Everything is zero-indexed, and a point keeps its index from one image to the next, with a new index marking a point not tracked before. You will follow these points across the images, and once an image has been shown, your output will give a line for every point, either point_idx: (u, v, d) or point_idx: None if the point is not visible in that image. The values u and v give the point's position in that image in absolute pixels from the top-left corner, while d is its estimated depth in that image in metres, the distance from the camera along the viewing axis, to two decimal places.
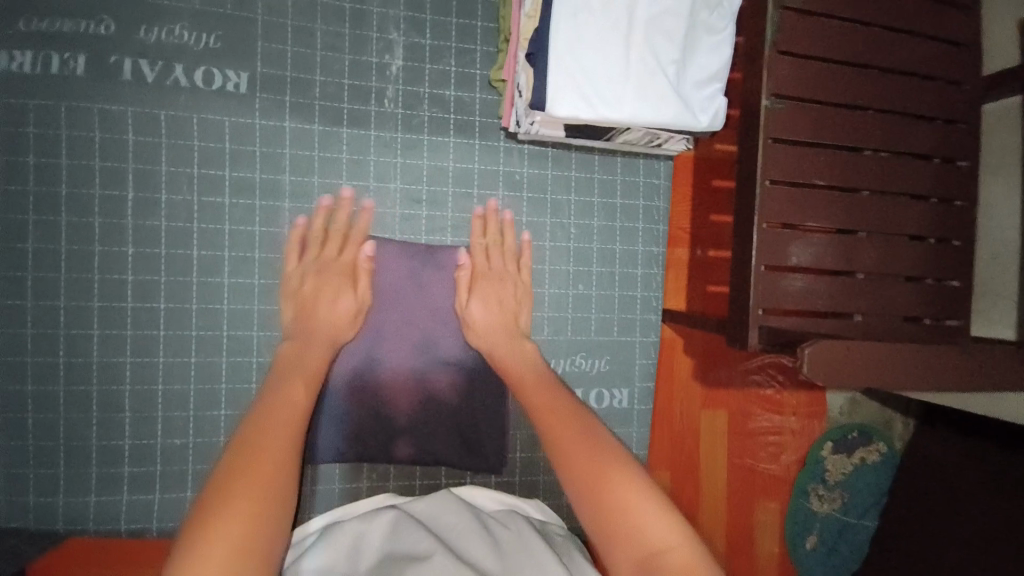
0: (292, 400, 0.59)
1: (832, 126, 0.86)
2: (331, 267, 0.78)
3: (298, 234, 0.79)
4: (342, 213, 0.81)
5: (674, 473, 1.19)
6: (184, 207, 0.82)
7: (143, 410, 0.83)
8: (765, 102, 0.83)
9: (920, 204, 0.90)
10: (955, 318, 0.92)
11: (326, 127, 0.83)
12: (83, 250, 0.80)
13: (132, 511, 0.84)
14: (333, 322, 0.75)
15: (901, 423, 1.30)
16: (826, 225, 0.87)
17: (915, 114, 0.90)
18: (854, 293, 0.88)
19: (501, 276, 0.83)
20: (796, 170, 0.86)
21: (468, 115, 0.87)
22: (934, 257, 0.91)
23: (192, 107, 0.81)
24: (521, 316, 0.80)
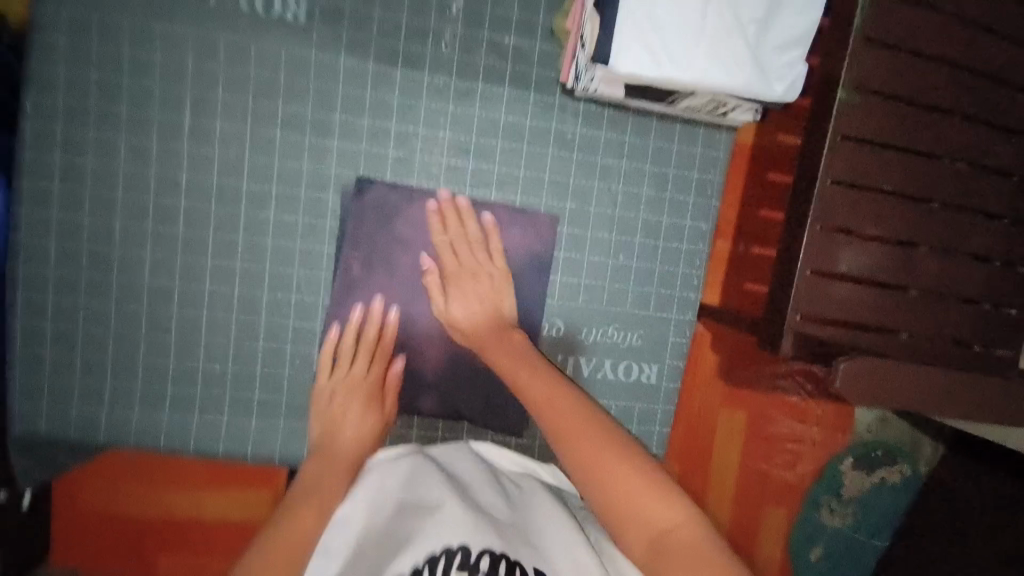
0: (293, 536, 0.64)
1: (912, 127, 0.81)
2: (358, 386, 0.82)
3: (325, 353, 0.83)
4: (371, 327, 0.84)
5: (684, 468, 1.20)
6: (238, 138, 0.81)
7: (186, 335, 0.85)
8: (841, 94, 0.78)
9: (993, 221, 0.87)
10: (1011, 346, 0.91)
11: (380, 67, 0.81)
12: (139, 173, 0.81)
13: (173, 429, 0.86)
14: (354, 445, 0.79)
15: (931, 448, 1.25)
16: (885, 234, 0.83)
17: (1004, 124, 0.85)
18: (906, 307, 0.85)
19: (472, 271, 0.81)
20: (863, 172, 0.81)
21: (527, 65, 0.83)
22: (997, 281, 0.88)
23: (252, 34, 0.80)
24: (504, 305, 0.81)
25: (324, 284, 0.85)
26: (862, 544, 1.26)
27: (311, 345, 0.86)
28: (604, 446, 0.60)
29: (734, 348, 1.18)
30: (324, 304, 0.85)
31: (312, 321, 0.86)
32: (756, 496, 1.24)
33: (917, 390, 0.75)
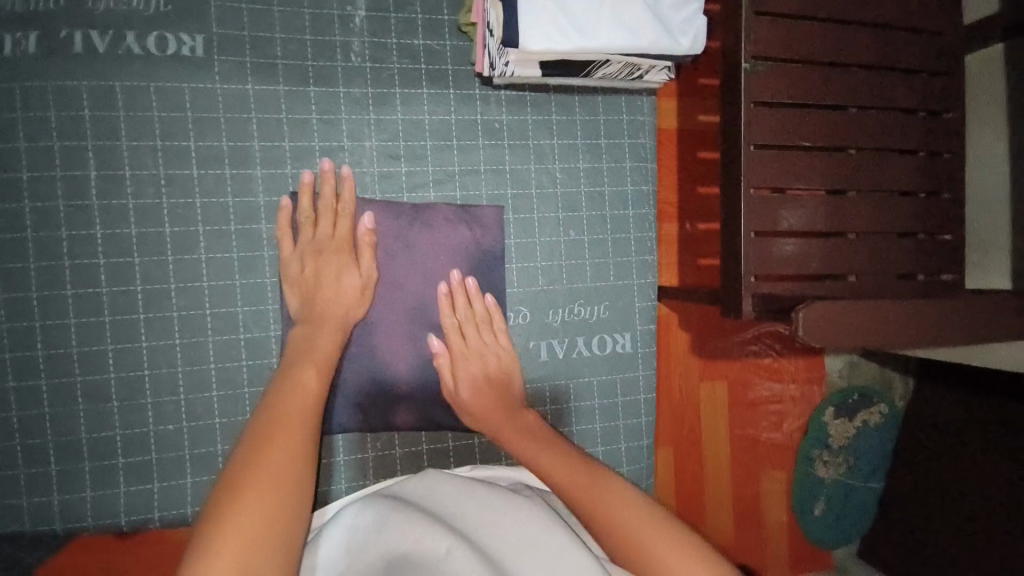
0: (303, 386, 0.65)
1: (815, 86, 0.87)
2: (328, 244, 0.77)
3: (284, 217, 0.78)
4: (327, 185, 0.78)
5: (677, 449, 1.21)
6: (151, 182, 0.78)
7: (129, 399, 0.79)
8: (745, 65, 0.82)
9: (910, 157, 0.92)
10: (950, 272, 0.96)
11: (291, 87, 0.80)
12: (51, 237, 0.76)
13: (132, 504, 0.80)
14: (339, 302, 0.76)
15: (902, 383, 1.33)
16: (815, 186, 0.88)
17: (901, 68, 0.91)
18: (847, 252, 0.90)
19: (478, 354, 0.80)
20: (782, 134, 0.86)
21: (440, 63, 0.84)
22: (927, 212, 0.94)
23: (150, 76, 0.77)
24: (512, 385, 0.79)
25: (273, 317, 0.82)
26: (860, 490, 1.28)
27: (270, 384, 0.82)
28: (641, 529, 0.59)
29: (700, 322, 1.21)
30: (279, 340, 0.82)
31: (267, 357, 0.82)
32: (752, 463, 1.26)
33: (886, 327, 0.76)
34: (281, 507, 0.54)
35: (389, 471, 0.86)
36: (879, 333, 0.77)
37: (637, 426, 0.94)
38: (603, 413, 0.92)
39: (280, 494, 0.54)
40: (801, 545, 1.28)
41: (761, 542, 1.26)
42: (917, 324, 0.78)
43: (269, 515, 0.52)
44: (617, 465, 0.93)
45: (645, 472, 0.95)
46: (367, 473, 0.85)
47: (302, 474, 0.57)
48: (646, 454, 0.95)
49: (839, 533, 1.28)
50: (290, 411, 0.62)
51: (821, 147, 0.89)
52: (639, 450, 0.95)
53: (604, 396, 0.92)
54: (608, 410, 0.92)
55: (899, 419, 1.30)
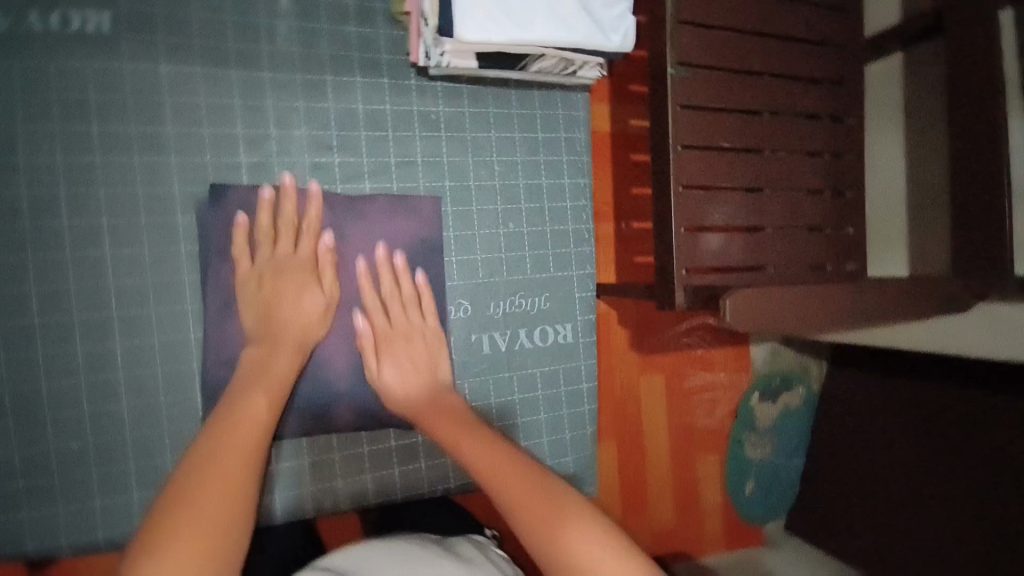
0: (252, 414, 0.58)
1: (734, 91, 0.93)
2: (289, 263, 0.74)
3: (240, 235, 0.73)
4: (288, 201, 0.75)
5: (619, 441, 1.25)
6: (55, 173, 0.71)
7: (26, 411, 0.71)
8: (670, 69, 0.87)
9: (817, 158, 1.01)
10: (853, 263, 1.04)
11: (210, 70, 0.76)
12: None
13: (33, 528, 0.72)
14: (300, 324, 0.72)
15: (816, 366, 1.41)
16: (734, 184, 0.94)
17: (807, 76, 0.99)
18: (765, 246, 0.96)
19: (405, 332, 0.77)
20: (702, 133, 0.91)
21: (373, 51, 0.82)
22: (831, 208, 1.02)
23: (45, 54, 0.70)
24: (439, 368, 0.75)
25: (194, 317, 0.76)
26: (784, 469, 1.39)
27: (191, 391, 0.76)
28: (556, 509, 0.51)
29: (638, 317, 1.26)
30: (199, 340, 0.76)
31: (188, 361, 0.76)
32: (688, 451, 1.32)
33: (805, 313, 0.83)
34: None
35: (328, 475, 0.83)
36: (792, 318, 0.83)
37: (581, 415, 0.95)
38: (548, 403, 0.93)
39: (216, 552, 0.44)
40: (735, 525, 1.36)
41: (698, 525, 1.33)
42: (835, 308, 0.83)
43: (223, 526, 0.46)
44: (562, 455, 0.95)
45: (589, 459, 0.97)
46: (307, 475, 0.82)
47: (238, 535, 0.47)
48: (590, 442, 0.97)
49: (767, 509, 1.39)
50: (237, 427, 0.56)
51: (741, 149, 0.95)
52: (583, 438, 0.96)
53: (548, 386, 0.93)
54: (552, 401, 0.94)
55: (815, 400, 1.41)
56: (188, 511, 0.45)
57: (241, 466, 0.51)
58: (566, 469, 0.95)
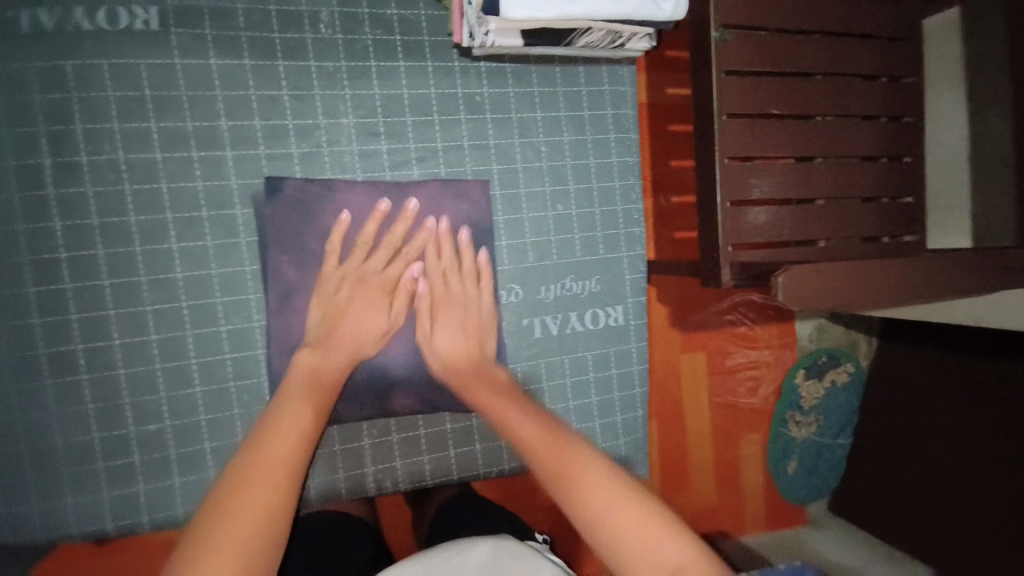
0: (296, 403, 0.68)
1: (783, 55, 0.88)
2: (373, 277, 0.79)
3: (338, 235, 0.78)
4: (400, 226, 0.79)
5: (662, 418, 1.37)
6: (111, 167, 0.73)
7: (108, 398, 0.75)
8: (715, 35, 0.83)
9: (873, 124, 0.95)
10: (911, 234, 0.99)
11: (257, 62, 0.76)
12: (6, 231, 0.71)
13: (118, 507, 0.76)
14: (358, 336, 0.77)
15: (864, 343, 1.51)
16: (786, 156, 0.90)
17: (861, 35, 0.93)
18: (817, 219, 0.92)
19: (461, 301, 0.82)
20: (752, 102, 0.86)
21: (415, 34, 0.82)
22: (888, 176, 0.96)
23: (102, 53, 0.72)
24: (486, 343, 0.82)
25: (256, 307, 0.78)
26: (830, 447, 1.47)
27: (258, 376, 0.79)
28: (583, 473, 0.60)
29: (681, 297, 1.35)
30: (261, 327, 0.79)
31: (253, 348, 0.79)
32: (732, 429, 1.42)
33: (858, 288, 0.80)
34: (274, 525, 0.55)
35: (386, 457, 0.85)
36: (847, 296, 0.80)
37: (632, 397, 0.95)
38: (599, 386, 0.93)
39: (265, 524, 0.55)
40: (775, 498, 1.46)
41: (741, 500, 1.44)
42: (889, 282, 0.81)
43: (270, 507, 0.56)
44: (614, 438, 0.94)
45: (641, 440, 0.97)
46: (364, 458, 0.84)
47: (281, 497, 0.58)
48: (642, 424, 0.96)
49: (812, 487, 1.48)
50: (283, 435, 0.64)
51: (790, 116, 0.90)
52: (635, 421, 0.96)
53: (599, 369, 0.93)
54: (604, 384, 0.93)
55: (862, 379, 1.49)
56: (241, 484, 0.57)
57: (289, 455, 0.61)
58: (617, 451, 0.95)
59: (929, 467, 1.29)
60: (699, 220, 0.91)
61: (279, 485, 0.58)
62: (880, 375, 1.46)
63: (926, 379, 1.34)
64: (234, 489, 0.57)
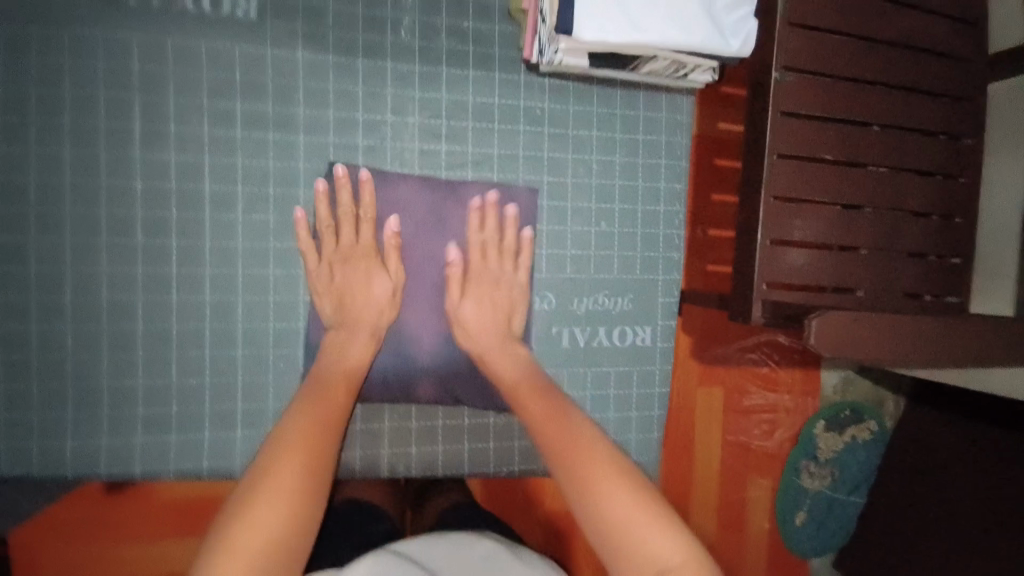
0: (331, 401, 0.75)
1: (842, 101, 0.88)
2: (353, 252, 0.82)
3: (303, 232, 0.80)
4: (343, 192, 0.81)
5: (672, 448, 1.37)
6: (194, 139, 0.78)
7: (157, 349, 0.80)
8: (775, 75, 0.84)
9: (926, 180, 0.94)
10: (954, 295, 0.97)
11: (340, 58, 0.81)
12: (88, 183, 0.77)
13: (152, 454, 0.81)
14: (372, 307, 0.82)
15: (892, 402, 1.50)
16: (833, 201, 0.90)
17: (924, 91, 0.93)
18: (857, 267, 0.92)
19: (495, 276, 0.86)
20: (805, 144, 0.87)
21: (488, 47, 0.85)
22: (937, 234, 0.95)
23: (201, 34, 0.78)
24: (513, 318, 0.86)
25: (304, 283, 0.83)
26: (842, 502, 1.45)
27: (294, 348, 0.83)
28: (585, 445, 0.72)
29: (705, 330, 1.36)
30: (304, 302, 0.83)
31: (296, 321, 0.83)
32: (742, 469, 1.41)
33: (891, 344, 0.80)
34: (306, 520, 0.63)
35: (404, 443, 0.87)
36: (884, 349, 0.80)
37: (649, 418, 0.95)
38: (618, 403, 0.94)
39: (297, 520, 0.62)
40: (777, 543, 1.45)
41: (742, 541, 1.43)
42: (922, 342, 0.81)
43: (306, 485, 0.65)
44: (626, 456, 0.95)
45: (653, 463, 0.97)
46: (383, 441, 0.87)
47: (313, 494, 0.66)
48: (655, 447, 0.96)
49: (817, 539, 1.46)
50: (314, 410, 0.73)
51: (843, 162, 0.90)
52: (648, 442, 0.96)
53: (620, 386, 0.94)
54: (623, 402, 0.94)
55: (885, 437, 1.47)
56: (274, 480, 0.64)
57: (318, 438, 0.70)
58: None
59: (940, 536, 1.27)
60: (736, 255, 0.91)
61: (320, 450, 0.70)
62: (902, 437, 1.43)
63: (950, 446, 1.30)
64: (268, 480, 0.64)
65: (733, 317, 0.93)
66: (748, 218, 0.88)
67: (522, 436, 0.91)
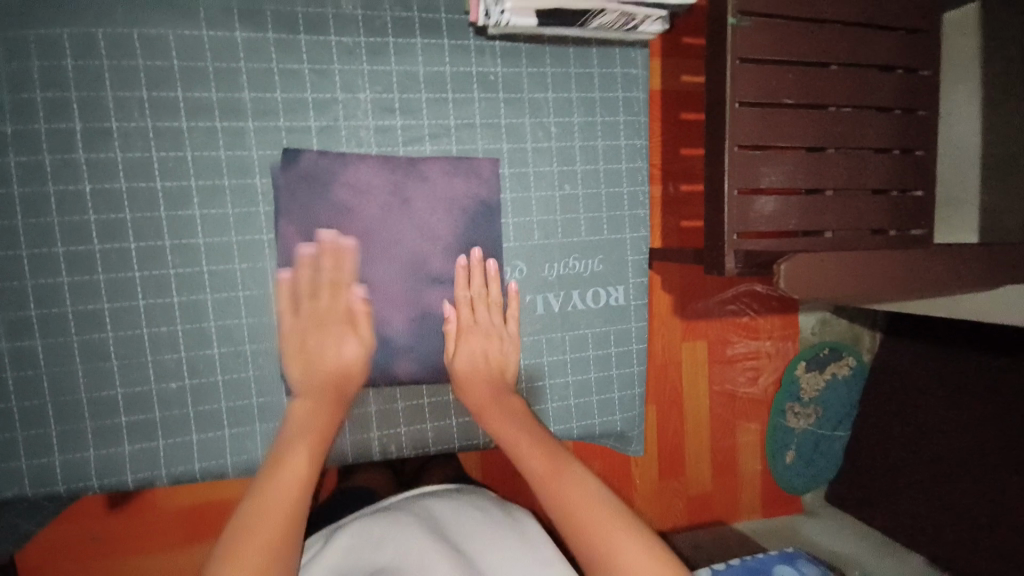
0: (314, 426, 0.72)
1: (798, 43, 0.88)
2: (328, 316, 0.80)
3: (284, 294, 0.80)
4: (329, 257, 0.80)
5: (662, 404, 1.40)
6: (139, 135, 0.76)
7: (133, 355, 0.78)
8: (732, 20, 0.83)
9: (887, 115, 0.95)
10: (919, 228, 0.99)
11: (281, 35, 0.78)
12: (37, 192, 0.74)
13: (139, 461, 0.80)
14: (341, 372, 0.79)
15: (869, 337, 1.54)
16: (796, 144, 0.90)
17: (879, 26, 0.93)
18: (825, 209, 0.93)
19: (485, 329, 0.85)
20: (766, 89, 0.87)
21: (433, 12, 0.83)
22: (900, 169, 0.97)
23: (131, 22, 0.74)
24: (507, 369, 0.84)
25: (271, 274, 0.81)
26: (829, 438, 1.51)
27: (273, 341, 0.82)
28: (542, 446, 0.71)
29: (683, 286, 1.38)
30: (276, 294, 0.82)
31: (268, 314, 0.82)
32: (731, 416, 1.46)
33: (861, 279, 0.82)
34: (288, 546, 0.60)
35: (392, 425, 0.88)
36: (854, 285, 0.82)
37: (631, 374, 0.97)
38: (598, 362, 0.95)
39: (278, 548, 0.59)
40: (769, 483, 1.51)
41: (736, 484, 1.48)
42: (890, 273, 0.83)
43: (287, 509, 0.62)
44: (611, 414, 0.97)
45: (636, 418, 0.99)
46: (372, 425, 0.87)
47: (296, 515, 0.63)
48: (637, 401, 0.99)
49: (807, 475, 1.52)
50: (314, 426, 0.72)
51: (804, 104, 0.91)
52: (632, 398, 0.98)
53: (599, 347, 0.95)
54: (603, 361, 0.96)
55: (863, 372, 1.53)
56: (263, 504, 0.62)
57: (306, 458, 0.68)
58: (613, 427, 0.98)
59: (923, 457, 1.34)
60: (705, 209, 0.92)
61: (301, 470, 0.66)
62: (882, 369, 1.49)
63: (930, 376, 1.36)
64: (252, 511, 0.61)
65: (709, 269, 0.94)
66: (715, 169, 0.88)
67: None
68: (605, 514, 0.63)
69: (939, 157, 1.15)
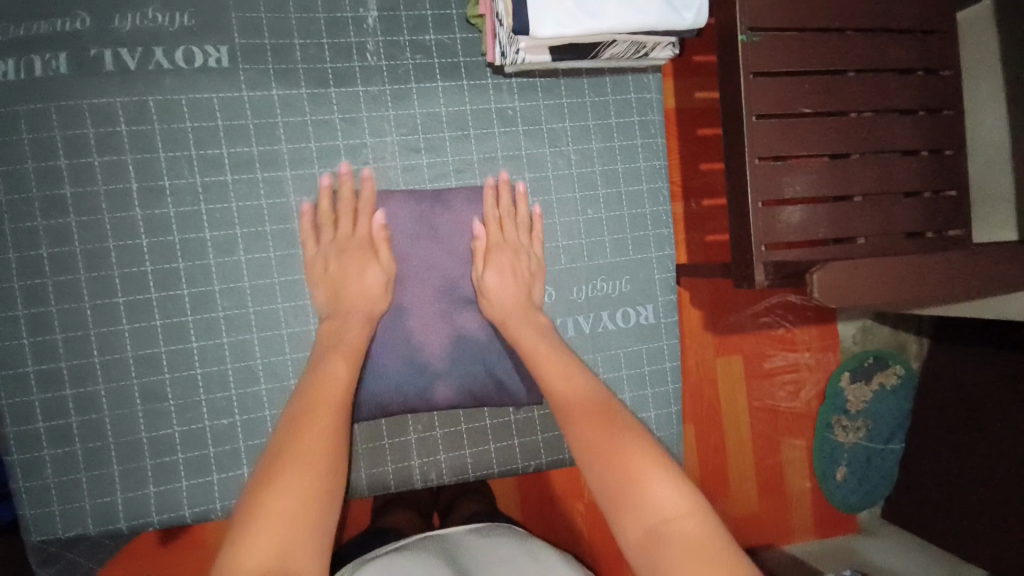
0: (334, 376, 0.75)
1: (812, 54, 0.89)
2: (349, 242, 0.84)
3: (306, 222, 0.84)
4: (345, 187, 0.84)
5: (700, 423, 1.38)
6: (189, 190, 0.82)
7: (187, 395, 0.83)
8: (741, 37, 0.85)
9: (910, 117, 0.95)
10: (958, 228, 0.97)
11: (313, 89, 0.84)
12: (98, 249, 0.80)
13: (195, 496, 0.83)
14: (363, 296, 0.82)
15: (915, 344, 1.50)
16: (818, 153, 0.90)
17: (894, 33, 0.94)
18: (855, 215, 0.92)
19: (513, 247, 0.87)
20: (782, 101, 0.88)
21: (452, 57, 0.88)
22: (930, 171, 0.96)
23: (179, 88, 0.81)
24: (534, 289, 0.87)
25: (311, 310, 0.85)
26: (881, 452, 1.45)
27: None
28: (601, 414, 0.72)
29: (713, 302, 1.38)
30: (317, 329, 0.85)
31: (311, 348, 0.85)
32: (774, 432, 1.42)
33: (898, 285, 0.80)
34: (322, 498, 0.64)
35: (432, 452, 0.90)
36: (893, 292, 0.80)
37: (666, 392, 0.97)
38: (632, 381, 0.95)
39: (313, 495, 0.63)
40: (820, 501, 1.45)
41: (786, 503, 1.43)
42: (929, 277, 0.81)
43: (324, 457, 0.67)
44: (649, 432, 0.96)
45: (676, 436, 0.98)
46: (412, 453, 0.89)
47: (327, 467, 0.67)
48: (676, 420, 0.97)
49: (862, 493, 1.45)
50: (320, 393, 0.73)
51: (823, 112, 0.91)
52: (669, 416, 0.97)
53: (631, 366, 0.95)
54: (637, 380, 0.96)
55: (912, 379, 1.47)
56: (293, 457, 0.65)
57: (335, 399, 0.74)
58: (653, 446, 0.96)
59: (972, 463, 1.28)
60: (731, 224, 0.93)
61: (326, 425, 0.70)
62: (933, 376, 1.43)
63: (976, 380, 1.31)
64: (273, 469, 0.64)
65: (738, 284, 0.94)
66: (737, 184, 0.89)
67: (543, 430, 0.93)
68: (654, 473, 0.64)
69: (969, 155, 1.13)
